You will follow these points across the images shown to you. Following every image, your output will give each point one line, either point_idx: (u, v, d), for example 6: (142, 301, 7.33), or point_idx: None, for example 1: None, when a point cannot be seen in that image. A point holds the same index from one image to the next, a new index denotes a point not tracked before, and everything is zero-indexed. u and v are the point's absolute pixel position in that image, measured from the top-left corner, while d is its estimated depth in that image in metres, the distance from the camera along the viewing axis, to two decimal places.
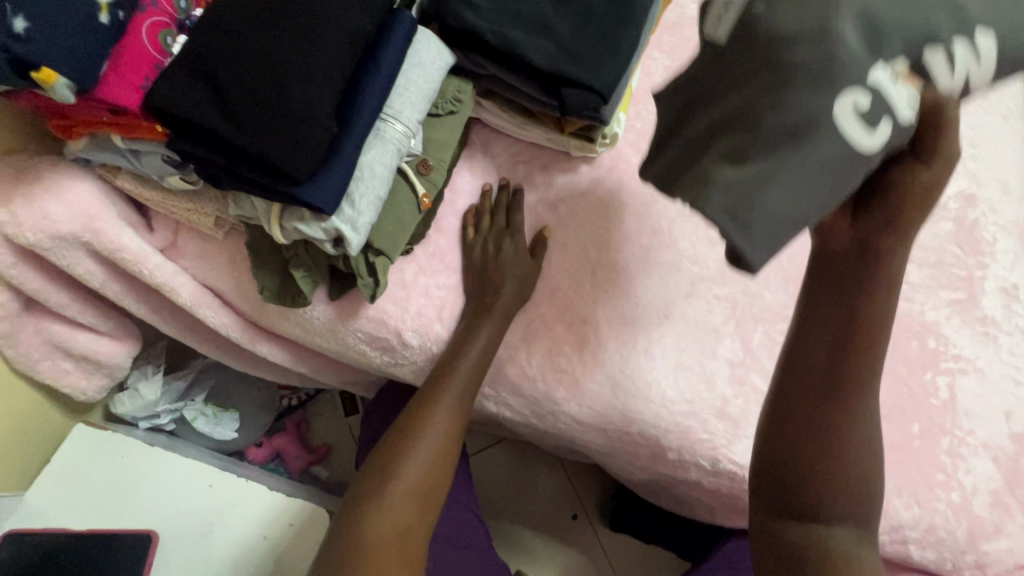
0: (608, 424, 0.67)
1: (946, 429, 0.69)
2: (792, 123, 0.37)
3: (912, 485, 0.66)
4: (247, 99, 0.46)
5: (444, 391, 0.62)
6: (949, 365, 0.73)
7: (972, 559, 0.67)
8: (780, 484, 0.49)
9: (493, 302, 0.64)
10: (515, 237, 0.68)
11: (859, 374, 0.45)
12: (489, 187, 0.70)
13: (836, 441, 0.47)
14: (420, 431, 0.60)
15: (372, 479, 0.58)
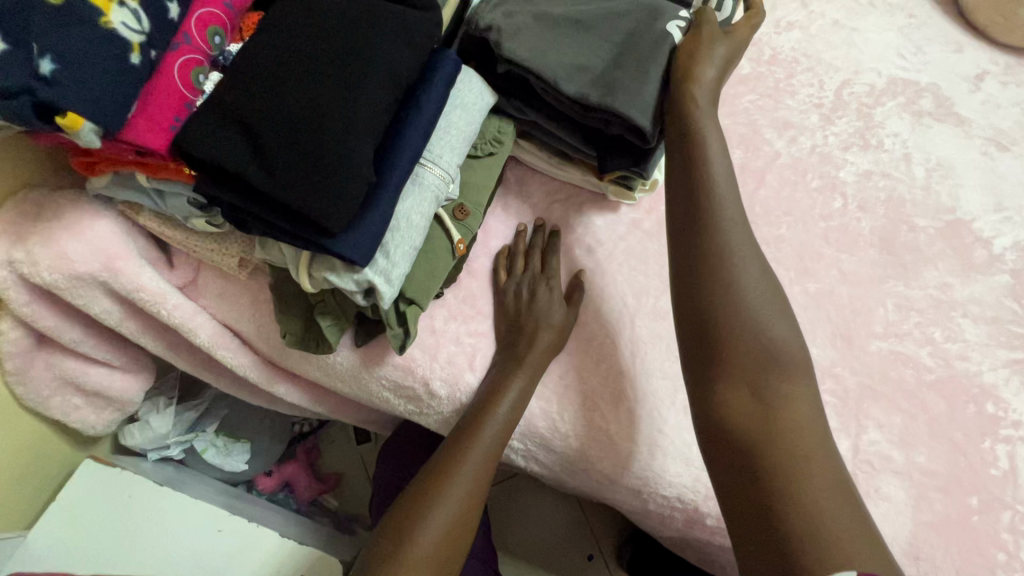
0: (644, 487, 0.62)
1: (1007, 503, 0.64)
2: (642, 40, 0.56)
3: (972, 566, 0.61)
4: (266, 151, 0.43)
5: (474, 445, 0.56)
6: (1008, 433, 0.68)
7: None
8: (704, 383, 0.50)
9: (527, 351, 0.60)
10: (551, 282, 0.64)
11: (721, 237, 0.51)
12: (525, 227, 0.67)
13: (727, 313, 0.49)
14: (444, 485, 0.54)
15: (390, 542, 0.51)
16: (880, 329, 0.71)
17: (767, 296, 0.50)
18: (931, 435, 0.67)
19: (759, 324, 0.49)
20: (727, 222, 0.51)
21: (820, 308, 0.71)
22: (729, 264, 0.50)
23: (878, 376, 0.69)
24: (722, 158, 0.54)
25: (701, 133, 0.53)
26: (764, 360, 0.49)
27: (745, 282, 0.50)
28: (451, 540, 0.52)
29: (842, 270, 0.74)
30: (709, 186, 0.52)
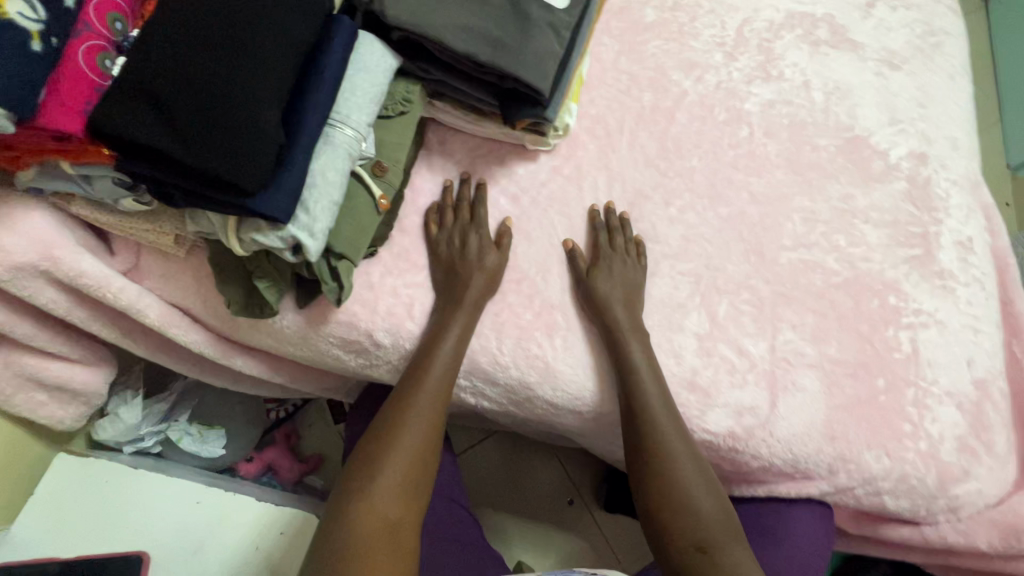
0: (582, 405, 0.69)
1: (910, 381, 0.72)
2: (515, 5, 0.61)
3: (882, 438, 0.69)
4: (184, 129, 0.46)
5: (422, 385, 0.61)
6: (909, 320, 0.76)
7: (944, 503, 0.70)
8: (657, 540, 0.62)
9: (462, 293, 0.64)
10: (479, 231, 0.68)
11: (649, 420, 0.63)
12: (450, 183, 0.71)
13: (661, 480, 0.62)
14: (398, 426, 0.60)
15: (354, 481, 0.57)
16: (790, 242, 0.77)
17: (696, 476, 0.62)
18: (842, 331, 0.73)
19: (689, 499, 0.61)
20: (652, 404, 0.63)
21: (736, 229, 0.77)
22: (659, 442, 0.63)
23: (790, 283, 0.75)
24: (651, 367, 0.65)
25: (621, 340, 0.65)
26: (699, 523, 0.60)
27: (678, 464, 0.62)
28: (409, 476, 0.58)
29: (752, 193, 0.79)
30: (634, 378, 0.64)
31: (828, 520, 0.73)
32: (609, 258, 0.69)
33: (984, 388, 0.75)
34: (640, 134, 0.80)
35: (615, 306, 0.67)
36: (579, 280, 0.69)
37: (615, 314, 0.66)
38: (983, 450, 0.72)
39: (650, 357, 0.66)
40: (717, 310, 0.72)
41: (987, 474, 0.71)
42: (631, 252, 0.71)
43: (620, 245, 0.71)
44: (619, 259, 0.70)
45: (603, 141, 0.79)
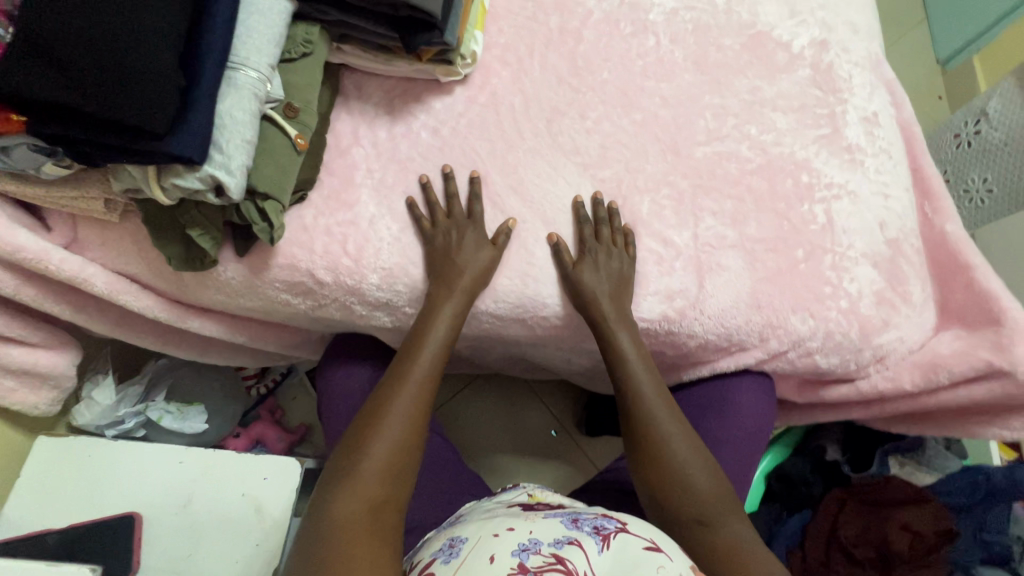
0: (525, 313, 0.73)
1: (827, 248, 0.77)
2: None
3: (805, 303, 0.75)
4: (76, 72, 0.47)
5: (414, 365, 0.65)
6: (823, 194, 0.81)
7: (870, 353, 0.77)
8: (664, 520, 0.64)
9: (454, 282, 0.67)
10: (476, 229, 0.71)
11: (642, 402, 0.69)
12: (428, 179, 0.72)
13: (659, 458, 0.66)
14: (389, 402, 0.62)
15: (348, 458, 0.59)
16: (703, 137, 0.81)
17: (693, 454, 0.65)
18: (760, 211, 0.78)
19: (689, 478, 0.64)
20: (642, 385, 0.69)
21: (652, 131, 0.81)
22: (655, 423, 0.67)
23: (707, 174, 0.79)
24: (643, 363, 0.70)
25: (610, 332, 0.70)
26: (699, 497, 0.62)
27: (673, 447, 0.65)
28: (397, 455, 0.60)
29: (663, 97, 0.83)
30: (624, 364, 0.70)
31: (767, 387, 0.80)
32: (593, 254, 0.71)
33: (896, 247, 0.80)
34: (550, 57, 0.83)
35: (607, 305, 0.70)
36: (563, 271, 0.72)
37: (606, 313, 0.70)
38: (900, 301, 0.77)
39: (642, 351, 0.71)
40: (639, 209, 0.76)
41: (907, 323, 0.77)
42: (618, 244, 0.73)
43: (604, 237, 0.72)
44: (604, 252, 0.71)
45: (515, 67, 0.82)
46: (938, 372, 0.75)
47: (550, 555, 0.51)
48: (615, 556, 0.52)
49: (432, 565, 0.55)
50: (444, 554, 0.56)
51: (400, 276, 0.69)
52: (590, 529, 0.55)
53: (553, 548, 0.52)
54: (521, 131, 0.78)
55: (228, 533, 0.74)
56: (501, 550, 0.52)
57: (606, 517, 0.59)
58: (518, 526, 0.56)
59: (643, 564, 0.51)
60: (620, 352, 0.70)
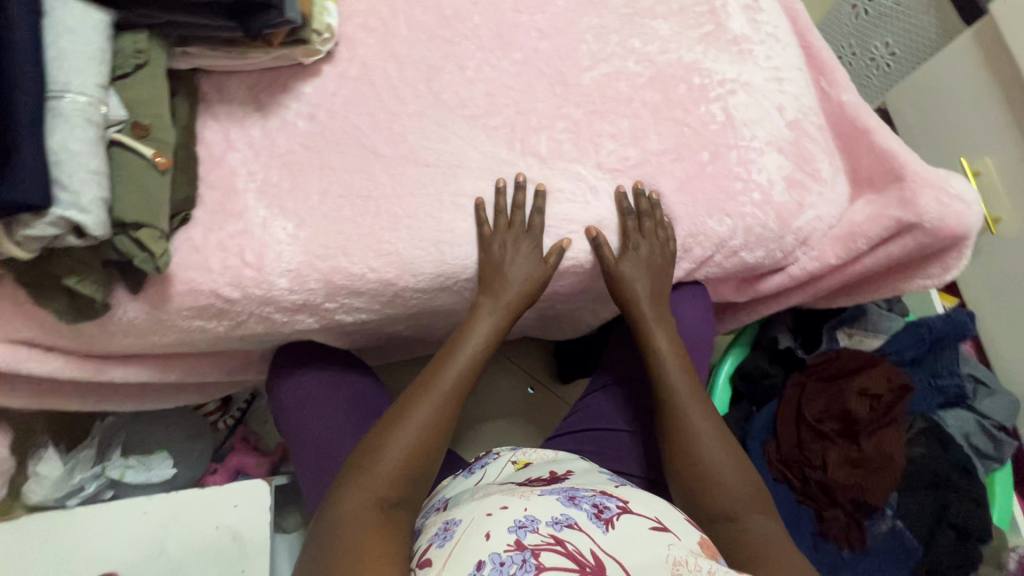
0: (448, 280, 0.71)
1: (731, 145, 0.77)
2: None
3: (719, 204, 0.75)
4: None
5: (435, 382, 0.65)
6: (718, 92, 0.80)
7: (793, 238, 0.78)
8: (693, 515, 0.63)
9: (500, 292, 0.69)
10: (531, 237, 0.70)
11: (674, 396, 0.70)
12: (502, 184, 0.71)
13: (688, 450, 0.66)
14: (408, 414, 0.63)
15: (360, 460, 0.61)
16: (588, 63, 0.79)
17: (724, 451, 0.65)
18: (658, 124, 0.77)
19: (718, 472, 0.63)
20: (675, 377, 0.71)
21: (535, 67, 0.78)
22: (689, 418, 0.68)
23: (598, 99, 0.78)
24: (678, 359, 0.73)
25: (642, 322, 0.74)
26: (728, 493, 0.62)
27: (703, 437, 0.66)
28: (411, 456, 0.61)
29: (539, 30, 0.80)
30: (656, 357, 0.73)
31: (701, 296, 0.82)
32: (636, 245, 0.72)
33: (798, 128, 0.80)
34: (415, 12, 0.79)
35: (639, 295, 0.73)
36: (601, 259, 0.73)
37: (636, 295, 0.73)
38: (811, 181, 0.78)
39: (675, 344, 0.74)
40: (539, 149, 0.74)
41: (821, 200, 0.78)
42: (659, 236, 0.73)
43: (649, 230, 0.72)
44: (648, 245, 0.73)
45: (380, 32, 0.78)
46: (857, 240, 0.76)
47: (548, 534, 0.51)
48: (622, 533, 0.53)
49: (429, 550, 0.55)
50: (440, 538, 0.57)
51: (309, 274, 0.67)
52: (591, 509, 0.55)
53: (551, 528, 0.52)
54: (401, 98, 0.75)
55: (209, 567, 0.73)
56: (495, 527, 0.53)
57: (607, 495, 0.60)
58: (513, 505, 0.56)
59: (647, 542, 0.52)
60: (651, 343, 0.73)
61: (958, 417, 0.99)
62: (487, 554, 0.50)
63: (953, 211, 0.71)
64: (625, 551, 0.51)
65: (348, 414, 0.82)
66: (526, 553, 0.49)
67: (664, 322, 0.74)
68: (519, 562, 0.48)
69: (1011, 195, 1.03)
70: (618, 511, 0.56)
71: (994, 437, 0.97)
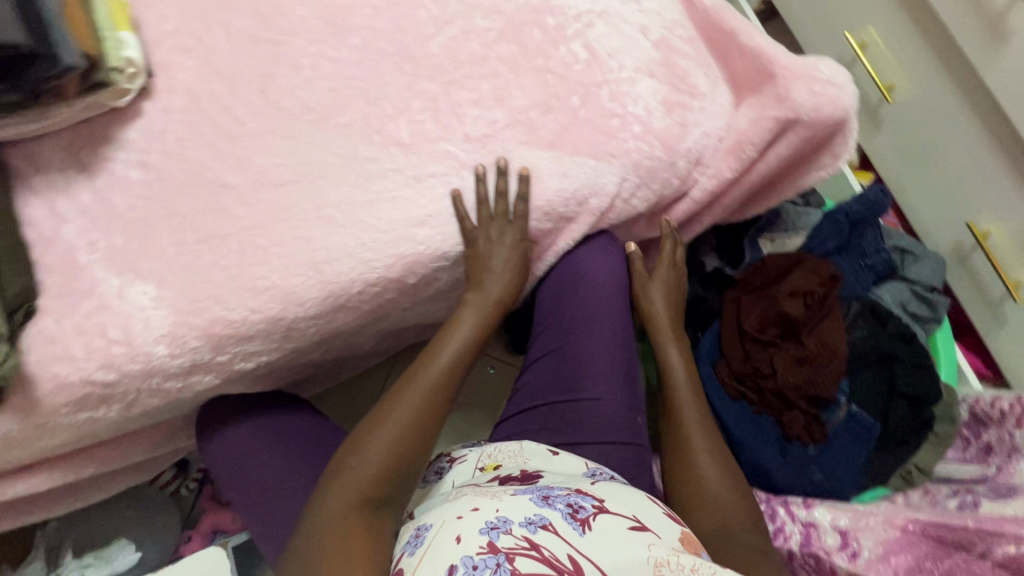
0: (341, 299, 0.66)
1: (599, 82, 0.73)
2: None
3: (600, 147, 0.71)
4: None
5: (418, 382, 0.66)
6: (575, 28, 0.75)
7: (685, 161, 0.75)
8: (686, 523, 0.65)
9: (482, 281, 0.70)
10: (514, 226, 0.70)
11: (682, 412, 0.73)
12: (484, 170, 0.68)
13: (690, 462, 0.68)
14: (390, 412, 0.65)
15: (345, 458, 0.63)
16: (432, 29, 0.73)
17: (721, 470, 0.67)
18: (520, 77, 0.72)
19: (713, 488, 0.66)
20: (683, 392, 0.75)
21: (377, 47, 0.72)
22: (693, 434, 0.71)
23: (452, 66, 0.72)
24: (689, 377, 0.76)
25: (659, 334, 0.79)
26: (722, 509, 0.64)
27: (703, 450, 0.69)
28: (395, 451, 0.63)
29: (372, 4, 0.73)
30: (669, 372, 0.77)
31: (613, 247, 0.80)
32: (669, 266, 0.81)
33: (666, 46, 0.76)
34: (230, 18, 0.71)
35: (660, 310, 0.80)
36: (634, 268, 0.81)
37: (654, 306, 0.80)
38: (689, 98, 0.75)
39: (688, 361, 0.78)
40: (400, 136, 0.69)
41: (704, 115, 0.75)
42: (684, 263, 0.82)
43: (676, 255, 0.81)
44: (673, 269, 0.82)
45: (197, 50, 0.70)
46: (745, 148, 0.74)
47: (520, 536, 0.50)
48: (597, 536, 0.51)
49: (400, 560, 0.54)
50: (412, 546, 0.55)
51: (186, 333, 0.62)
52: (566, 509, 0.53)
53: (523, 530, 0.50)
54: (239, 118, 0.68)
55: None
56: (466, 530, 0.51)
57: (583, 493, 0.57)
58: (485, 505, 0.55)
59: (627, 542, 0.50)
60: (664, 357, 0.78)
61: (893, 290, 1.02)
62: (459, 557, 0.49)
63: (826, 97, 0.71)
64: (602, 553, 0.49)
65: (287, 460, 0.78)
66: (501, 556, 0.48)
67: (681, 338, 0.79)
68: (493, 566, 0.47)
69: (898, 57, 1.02)
70: (594, 511, 0.54)
71: (926, 300, 1.00)
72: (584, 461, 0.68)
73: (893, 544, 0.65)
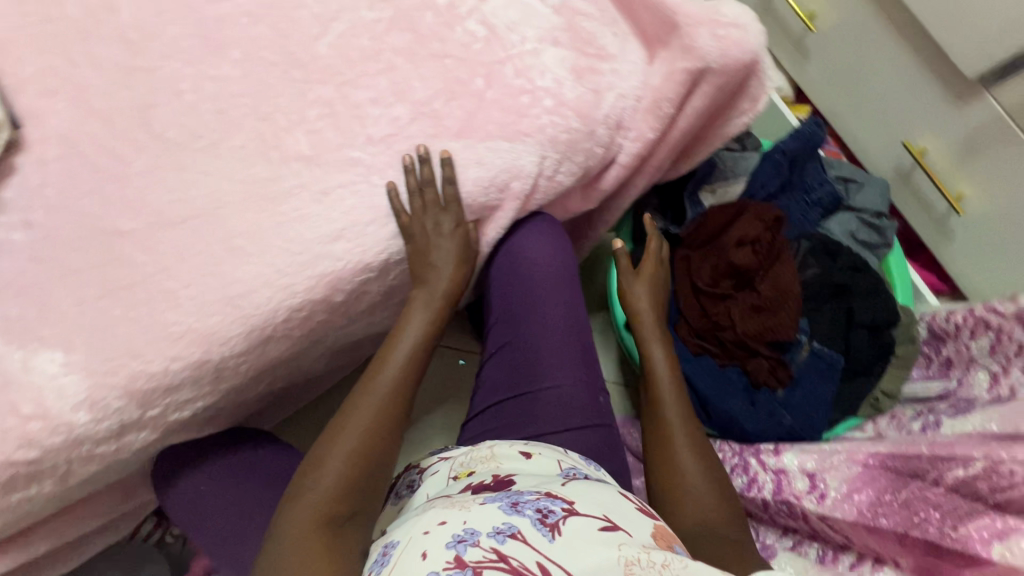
0: (267, 331, 0.63)
1: (502, 59, 0.70)
2: None
3: (512, 127, 0.68)
4: None
5: (375, 388, 0.64)
6: (469, 6, 0.71)
7: (605, 128, 0.72)
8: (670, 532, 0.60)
9: (424, 272, 0.68)
10: (450, 212, 0.67)
11: (660, 410, 0.69)
12: (411, 158, 0.65)
13: (673, 461, 0.64)
14: (345, 424, 0.62)
15: (301, 480, 0.59)
16: (317, 28, 0.69)
17: (707, 470, 0.63)
18: (418, 67, 0.68)
19: (699, 489, 0.61)
20: (666, 388, 0.71)
21: (260, 58, 0.67)
22: (676, 431, 0.67)
23: (344, 65, 0.68)
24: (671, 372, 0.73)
25: (642, 329, 0.78)
26: (710, 511, 0.59)
27: (689, 447, 0.65)
28: (354, 463, 0.59)
29: (248, 12, 0.68)
30: (650, 368, 0.74)
31: (555, 227, 0.78)
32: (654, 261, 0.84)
33: (567, 9, 0.73)
34: (98, 51, 0.66)
35: (643, 306, 0.79)
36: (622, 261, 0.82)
37: (639, 298, 0.80)
38: (598, 61, 0.72)
39: (671, 357, 0.75)
40: (300, 149, 0.65)
41: (616, 77, 0.72)
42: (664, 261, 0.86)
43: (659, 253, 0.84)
44: (659, 269, 0.84)
45: (67, 90, 0.65)
46: (661, 106, 0.71)
47: (489, 548, 0.48)
48: (568, 540, 0.49)
49: None
50: (378, 564, 0.52)
51: (106, 394, 0.58)
52: (535, 515, 0.52)
53: (491, 541, 0.49)
54: (123, 156, 0.64)
55: None
56: (433, 545, 0.49)
57: (553, 495, 0.56)
58: (452, 518, 0.52)
59: (598, 543, 0.49)
60: (648, 355, 0.75)
61: (840, 221, 1.02)
62: (425, 573, 0.47)
63: (730, 40, 0.68)
64: (573, 558, 0.47)
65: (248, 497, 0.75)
66: (468, 570, 0.46)
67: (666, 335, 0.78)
68: None
69: None
70: (565, 516, 0.52)
71: (875, 226, 1.00)
72: (558, 459, 0.66)
73: (856, 481, 0.64)
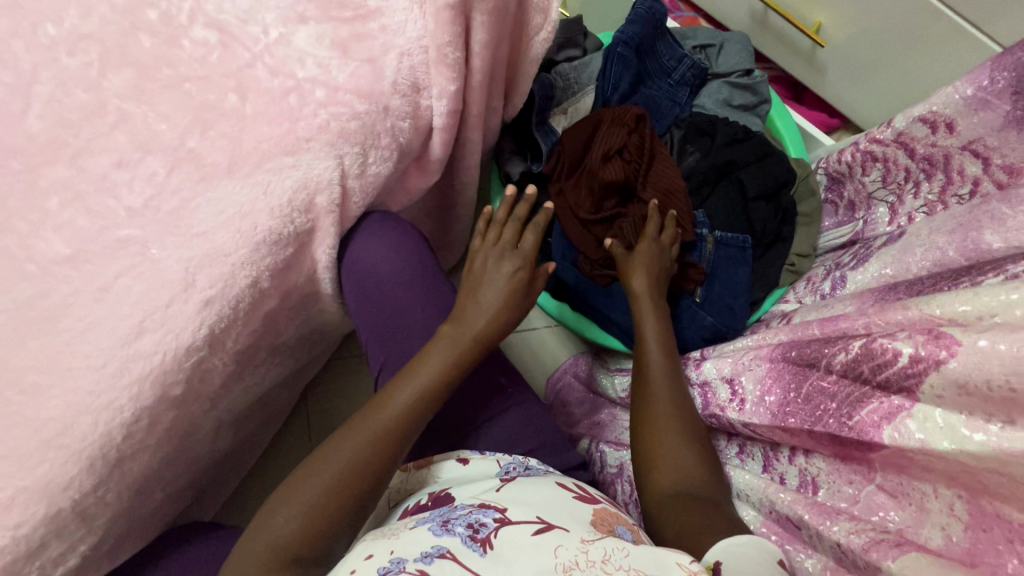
0: (109, 456, 0.56)
1: (249, 62, 0.59)
2: None
3: (289, 137, 0.58)
4: None
5: (381, 412, 0.57)
6: (190, 13, 0.59)
7: (398, 95, 0.61)
8: (648, 506, 0.56)
9: (467, 307, 0.64)
10: (516, 255, 0.67)
11: (651, 381, 0.64)
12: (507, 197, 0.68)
13: (666, 427, 0.59)
14: (332, 451, 0.55)
15: (269, 509, 0.52)
16: (29, 105, 0.58)
17: (694, 441, 0.59)
18: (155, 106, 0.58)
19: (684, 458, 0.57)
20: (659, 358, 0.65)
21: None
22: (678, 400, 0.62)
23: (73, 136, 0.58)
24: (664, 342, 0.67)
25: (637, 297, 0.72)
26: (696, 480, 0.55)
27: (684, 416, 0.60)
28: (332, 495, 0.53)
29: None
30: (642, 336, 0.68)
31: (400, 226, 0.69)
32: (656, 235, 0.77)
33: None
34: None
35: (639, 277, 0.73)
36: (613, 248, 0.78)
37: (634, 266, 0.74)
38: (360, 22, 0.60)
39: (665, 328, 0.69)
40: (61, 250, 0.56)
41: (388, 31, 0.60)
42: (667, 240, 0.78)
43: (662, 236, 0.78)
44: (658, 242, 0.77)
45: None
46: (447, 52, 0.60)
47: (415, 571, 0.42)
48: (500, 552, 0.43)
49: None
50: None
51: None
52: (465, 531, 0.46)
53: (418, 566, 0.43)
54: None
55: None
56: None
57: (486, 506, 0.50)
58: (380, 550, 0.46)
59: (534, 547, 0.43)
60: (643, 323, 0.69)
61: (711, 91, 0.94)
62: None
63: None
64: (505, 567, 0.42)
65: None
66: None
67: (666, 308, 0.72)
68: None
69: None
70: (496, 527, 0.46)
71: (745, 86, 0.93)
72: (494, 459, 0.62)
73: (766, 379, 0.64)
